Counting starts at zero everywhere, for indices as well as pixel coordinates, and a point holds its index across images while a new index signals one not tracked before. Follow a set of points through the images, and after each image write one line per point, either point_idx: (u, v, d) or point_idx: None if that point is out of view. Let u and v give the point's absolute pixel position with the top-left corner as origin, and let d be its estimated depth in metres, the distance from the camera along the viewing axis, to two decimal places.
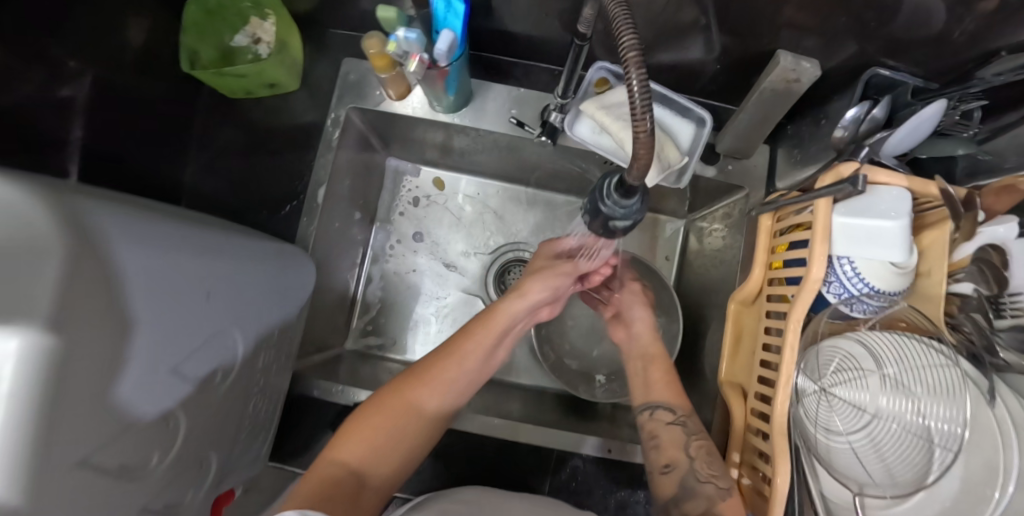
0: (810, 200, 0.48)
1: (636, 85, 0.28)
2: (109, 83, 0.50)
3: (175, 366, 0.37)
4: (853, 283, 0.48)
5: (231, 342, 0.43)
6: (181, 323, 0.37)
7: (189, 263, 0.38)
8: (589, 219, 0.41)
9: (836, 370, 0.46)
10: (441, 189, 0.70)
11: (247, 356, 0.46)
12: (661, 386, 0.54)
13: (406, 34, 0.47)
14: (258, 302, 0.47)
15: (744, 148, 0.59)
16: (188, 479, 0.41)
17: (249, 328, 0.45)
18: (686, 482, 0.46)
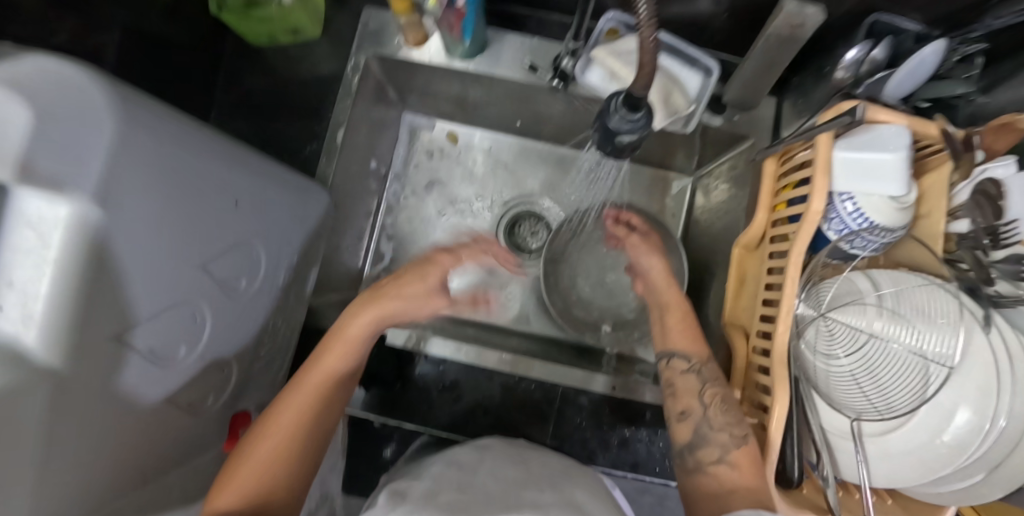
0: (812, 137, 0.50)
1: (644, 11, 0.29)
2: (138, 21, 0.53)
3: (206, 265, 0.40)
4: (853, 219, 0.49)
5: (253, 255, 0.45)
6: (210, 227, 0.39)
7: (224, 171, 0.40)
8: (598, 140, 0.43)
9: (836, 298, 0.47)
10: (455, 142, 0.73)
11: (269, 272, 0.48)
12: (682, 335, 0.53)
13: None
14: (281, 222, 0.49)
15: (752, 98, 0.60)
16: (210, 383, 0.44)
17: (272, 245, 0.48)
18: (700, 429, 0.46)
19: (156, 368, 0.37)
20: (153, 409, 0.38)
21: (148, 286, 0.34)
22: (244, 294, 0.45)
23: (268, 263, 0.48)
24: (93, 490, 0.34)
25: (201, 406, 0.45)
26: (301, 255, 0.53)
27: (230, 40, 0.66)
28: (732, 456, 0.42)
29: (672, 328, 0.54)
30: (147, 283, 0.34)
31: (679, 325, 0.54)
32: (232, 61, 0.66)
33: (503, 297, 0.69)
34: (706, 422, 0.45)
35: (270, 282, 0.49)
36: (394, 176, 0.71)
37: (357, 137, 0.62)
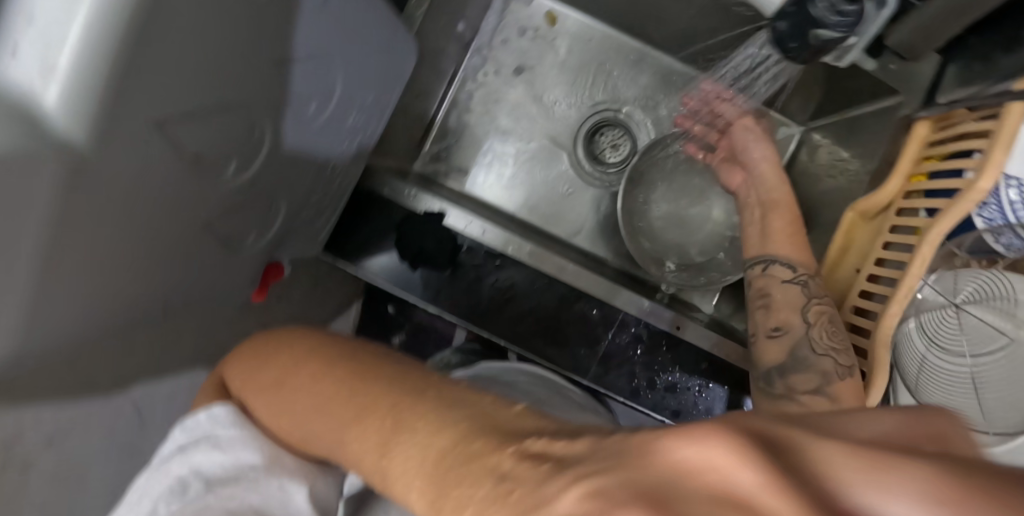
0: (999, 102, 0.41)
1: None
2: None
3: (267, 73, 0.32)
4: (1013, 210, 0.42)
5: (319, 80, 0.37)
6: (281, 21, 0.31)
7: None
8: (786, 35, 0.39)
9: (978, 291, 0.41)
10: (552, 25, 0.61)
11: (332, 109, 0.40)
12: (787, 240, 0.46)
13: None
14: (356, 51, 0.40)
15: (919, 49, 0.50)
16: (252, 216, 0.39)
17: (340, 76, 0.39)
18: (798, 350, 0.41)
19: (197, 184, 0.31)
20: (190, 234, 0.33)
21: (201, 76, 0.27)
22: (297, 124, 0.38)
23: (333, 97, 0.40)
24: (121, 302, 0.29)
25: (240, 241, 0.39)
26: (370, 99, 0.45)
27: None
28: (834, 389, 0.39)
29: (776, 227, 0.47)
30: (201, 72, 0.27)
31: (783, 226, 0.47)
32: None
33: (567, 209, 0.61)
34: (808, 345, 0.41)
35: (330, 121, 0.41)
36: (475, 45, 0.60)
37: None
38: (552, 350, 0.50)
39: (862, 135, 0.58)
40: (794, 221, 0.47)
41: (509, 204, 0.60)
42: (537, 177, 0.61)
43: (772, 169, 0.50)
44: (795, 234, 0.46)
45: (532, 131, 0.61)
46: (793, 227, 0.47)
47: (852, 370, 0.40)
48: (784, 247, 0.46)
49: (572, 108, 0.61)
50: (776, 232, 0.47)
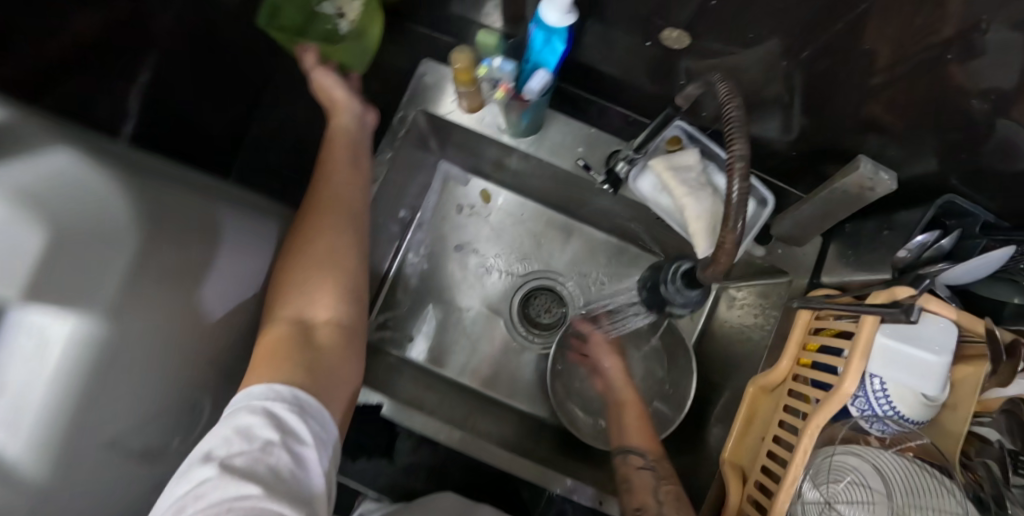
0: (858, 313, 0.48)
1: (738, 192, 0.31)
2: (195, 24, 0.51)
3: (217, 222, 0.41)
4: (879, 404, 0.48)
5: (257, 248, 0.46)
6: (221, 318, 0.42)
7: (240, 255, 0.44)
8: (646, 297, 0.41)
9: (847, 491, 0.46)
10: (486, 201, 0.71)
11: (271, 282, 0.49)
12: (639, 433, 0.53)
13: (502, 64, 0.45)
14: (273, 229, 0.50)
15: (800, 237, 0.59)
16: (234, 362, 0.45)
17: (269, 244, 0.48)
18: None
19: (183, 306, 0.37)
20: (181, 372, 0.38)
21: (181, 325, 0.37)
22: (249, 281, 0.45)
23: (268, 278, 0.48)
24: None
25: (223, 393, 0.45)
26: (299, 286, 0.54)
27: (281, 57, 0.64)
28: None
29: (630, 425, 0.55)
30: (160, 211, 0.35)
31: (637, 424, 0.54)
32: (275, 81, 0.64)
33: (500, 371, 0.68)
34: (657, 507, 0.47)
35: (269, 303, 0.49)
36: (415, 224, 0.70)
37: (389, 187, 0.62)
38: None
39: (760, 301, 0.65)
40: (642, 416, 0.55)
41: (449, 369, 0.67)
42: (474, 343, 0.69)
43: (620, 374, 0.60)
44: (645, 428, 0.54)
45: (470, 296, 0.69)
46: (643, 422, 0.55)
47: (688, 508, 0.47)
48: (638, 441, 0.53)
49: (506, 277, 0.70)
50: (633, 430, 0.54)
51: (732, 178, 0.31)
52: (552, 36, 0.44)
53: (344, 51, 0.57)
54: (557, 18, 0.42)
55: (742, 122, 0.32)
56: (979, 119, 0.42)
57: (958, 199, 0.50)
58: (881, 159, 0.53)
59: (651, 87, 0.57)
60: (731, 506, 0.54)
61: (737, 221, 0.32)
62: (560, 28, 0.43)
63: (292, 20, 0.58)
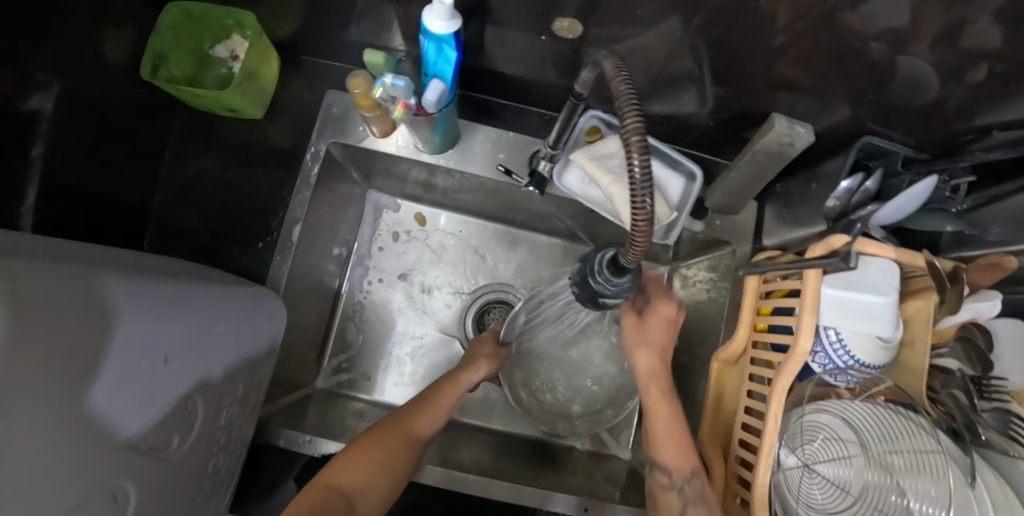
0: (800, 269, 0.47)
1: (638, 168, 0.29)
2: (76, 91, 0.48)
3: (136, 290, 0.34)
4: (839, 355, 0.48)
5: (184, 301, 0.39)
6: (145, 398, 0.34)
7: (175, 325, 0.37)
8: (576, 291, 0.39)
9: (821, 447, 0.45)
10: (422, 224, 0.70)
11: (212, 332, 0.42)
12: (667, 448, 0.50)
13: (394, 80, 0.43)
14: (194, 281, 0.42)
15: (733, 205, 0.59)
16: (170, 422, 0.38)
17: (192, 294, 0.41)
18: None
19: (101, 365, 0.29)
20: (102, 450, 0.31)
21: (92, 415, 0.29)
22: (181, 337, 0.37)
23: (206, 332, 0.41)
24: None
25: (160, 449, 0.37)
26: (246, 345, 0.48)
27: (181, 112, 0.62)
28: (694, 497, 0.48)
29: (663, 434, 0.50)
30: (87, 291, 0.29)
31: (666, 433, 0.51)
32: (179, 137, 0.61)
33: (468, 393, 0.67)
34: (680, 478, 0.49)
35: (208, 364, 0.41)
36: (355, 258, 0.69)
37: (317, 224, 0.60)
38: None
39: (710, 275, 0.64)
40: (672, 425, 0.50)
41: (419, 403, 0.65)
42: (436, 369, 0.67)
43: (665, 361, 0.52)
44: (679, 442, 0.50)
45: (426, 322, 0.68)
46: (675, 433, 0.51)
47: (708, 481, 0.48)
48: (675, 458, 0.50)
49: (457, 297, 0.68)
50: (665, 443, 0.51)
51: (630, 159, 0.29)
52: (441, 44, 0.43)
53: (241, 94, 0.55)
54: (441, 26, 0.41)
55: (636, 97, 0.30)
56: (878, 60, 0.42)
57: (877, 139, 0.51)
58: (794, 115, 0.54)
59: (560, 81, 0.57)
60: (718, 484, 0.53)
61: (646, 197, 0.29)
62: (447, 35, 0.42)
63: (183, 68, 0.58)
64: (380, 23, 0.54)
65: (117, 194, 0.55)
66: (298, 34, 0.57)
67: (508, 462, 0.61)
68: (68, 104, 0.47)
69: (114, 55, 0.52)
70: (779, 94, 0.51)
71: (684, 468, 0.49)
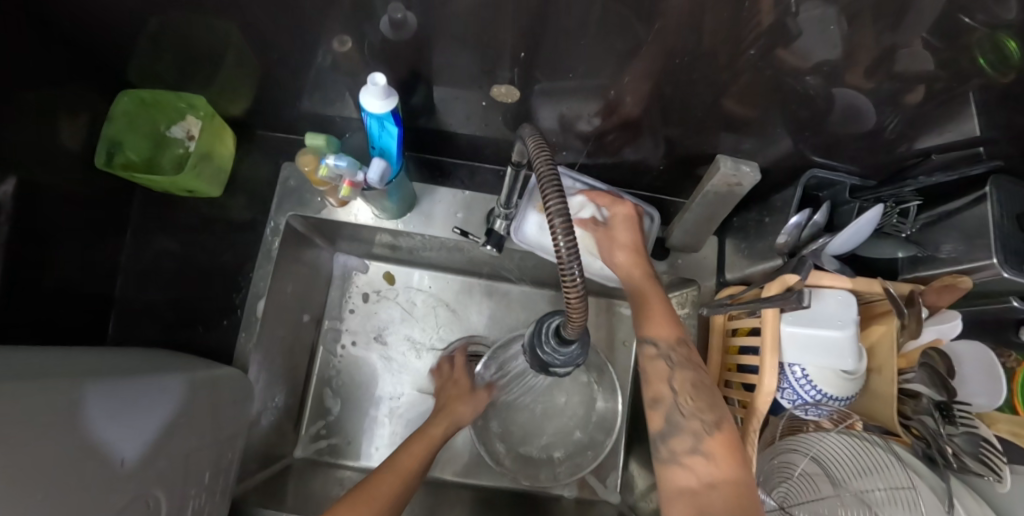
0: (759, 307, 0.47)
1: (564, 248, 0.30)
2: (33, 186, 0.48)
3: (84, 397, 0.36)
4: (806, 390, 0.47)
5: (122, 400, 0.39)
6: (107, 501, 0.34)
7: (130, 422, 0.39)
8: (529, 359, 0.39)
9: (798, 486, 0.47)
10: (391, 283, 0.70)
11: (160, 425, 0.41)
12: (657, 320, 0.49)
13: (336, 161, 0.44)
14: (136, 376, 0.42)
15: (693, 242, 0.60)
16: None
17: (132, 390, 0.40)
18: (671, 418, 0.43)
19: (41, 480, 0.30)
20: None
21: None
22: (116, 439, 0.37)
23: (152, 426, 0.40)
24: None
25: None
26: (208, 431, 0.47)
27: (141, 193, 0.62)
28: (706, 445, 0.41)
29: (659, 315, 0.49)
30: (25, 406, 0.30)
31: (661, 309, 0.50)
32: (140, 220, 0.61)
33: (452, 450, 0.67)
34: (677, 410, 0.43)
35: (162, 458, 0.41)
36: (326, 322, 0.69)
37: (283, 295, 0.60)
38: None
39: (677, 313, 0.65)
40: (668, 304, 0.50)
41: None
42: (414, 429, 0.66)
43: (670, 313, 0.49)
44: (671, 323, 0.49)
45: (401, 380, 0.68)
46: (670, 315, 0.49)
47: (718, 423, 0.42)
48: (665, 329, 0.48)
49: (430, 353, 0.68)
50: (655, 312, 0.50)
51: (556, 239, 0.30)
52: (382, 121, 0.44)
53: (197, 175, 0.56)
54: (378, 105, 0.42)
55: (558, 176, 0.32)
56: (817, 96, 0.44)
57: (823, 172, 0.53)
58: (741, 151, 0.55)
59: (511, 137, 0.58)
60: None
61: (574, 273, 0.30)
62: (385, 113, 0.43)
63: (140, 151, 0.59)
64: (331, 96, 0.55)
65: (77, 283, 0.54)
66: (253, 111, 0.59)
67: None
68: (26, 200, 0.47)
69: (71, 147, 0.53)
70: (723, 133, 0.52)
71: (673, 337, 0.47)
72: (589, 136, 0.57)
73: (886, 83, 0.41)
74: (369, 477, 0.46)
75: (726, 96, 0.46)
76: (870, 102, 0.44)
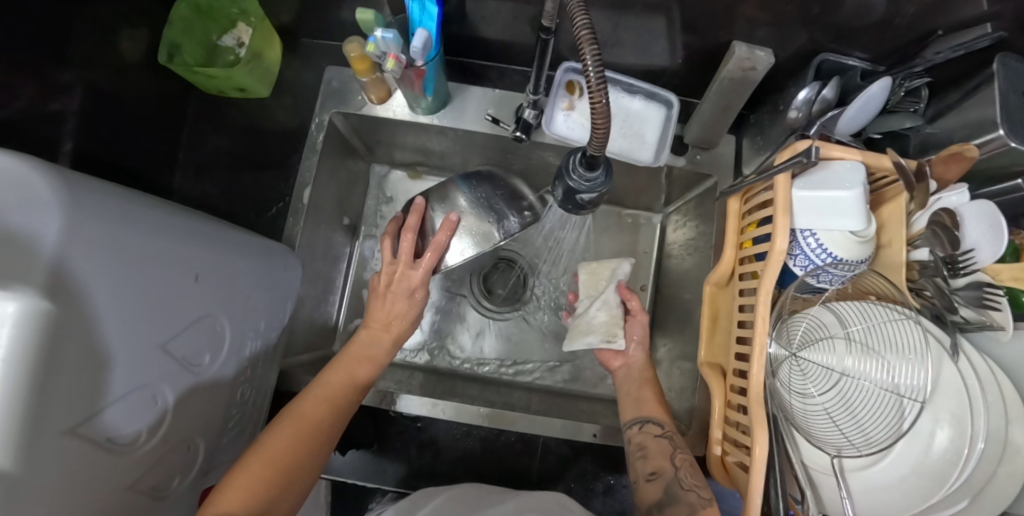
0: (770, 177, 0.51)
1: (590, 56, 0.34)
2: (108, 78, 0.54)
3: (172, 219, 0.40)
4: (817, 254, 0.50)
5: (204, 234, 0.43)
6: (180, 310, 0.38)
7: (207, 251, 0.42)
8: (558, 198, 0.43)
9: (805, 335, 0.48)
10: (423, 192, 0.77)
11: (226, 264, 0.45)
12: (654, 405, 0.57)
13: (383, 33, 0.48)
14: (211, 223, 0.46)
15: (710, 138, 0.64)
16: (203, 337, 0.41)
17: (205, 228, 0.44)
18: (671, 488, 0.48)
19: (137, 265, 0.34)
20: (144, 348, 0.35)
21: (144, 312, 0.34)
22: (198, 258, 0.41)
23: (222, 261, 0.44)
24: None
25: (196, 366, 0.41)
26: (264, 289, 0.51)
27: (194, 99, 0.67)
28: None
29: (645, 399, 0.58)
30: (120, 206, 0.34)
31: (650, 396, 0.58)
32: (194, 124, 0.67)
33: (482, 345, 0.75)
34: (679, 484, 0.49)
35: (229, 294, 0.45)
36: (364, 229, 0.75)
37: (326, 192, 0.66)
38: (519, 478, 0.58)
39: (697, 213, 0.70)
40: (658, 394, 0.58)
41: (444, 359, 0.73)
42: (447, 325, 0.75)
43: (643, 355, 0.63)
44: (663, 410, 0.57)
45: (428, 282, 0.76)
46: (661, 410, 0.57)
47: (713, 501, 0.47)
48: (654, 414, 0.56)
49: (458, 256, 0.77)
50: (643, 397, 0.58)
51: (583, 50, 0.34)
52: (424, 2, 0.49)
53: (249, 72, 0.61)
54: None
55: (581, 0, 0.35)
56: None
57: (832, 55, 0.55)
58: (756, 42, 0.57)
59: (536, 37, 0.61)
60: (720, 399, 0.56)
61: (599, 81, 0.34)
62: None
63: (195, 57, 0.64)
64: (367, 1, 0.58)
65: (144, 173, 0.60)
66: (299, 19, 0.64)
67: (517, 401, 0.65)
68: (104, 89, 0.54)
69: (133, 52, 0.58)
70: (739, 25, 0.55)
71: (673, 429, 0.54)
72: (610, 37, 0.61)
73: None
74: (278, 436, 0.45)
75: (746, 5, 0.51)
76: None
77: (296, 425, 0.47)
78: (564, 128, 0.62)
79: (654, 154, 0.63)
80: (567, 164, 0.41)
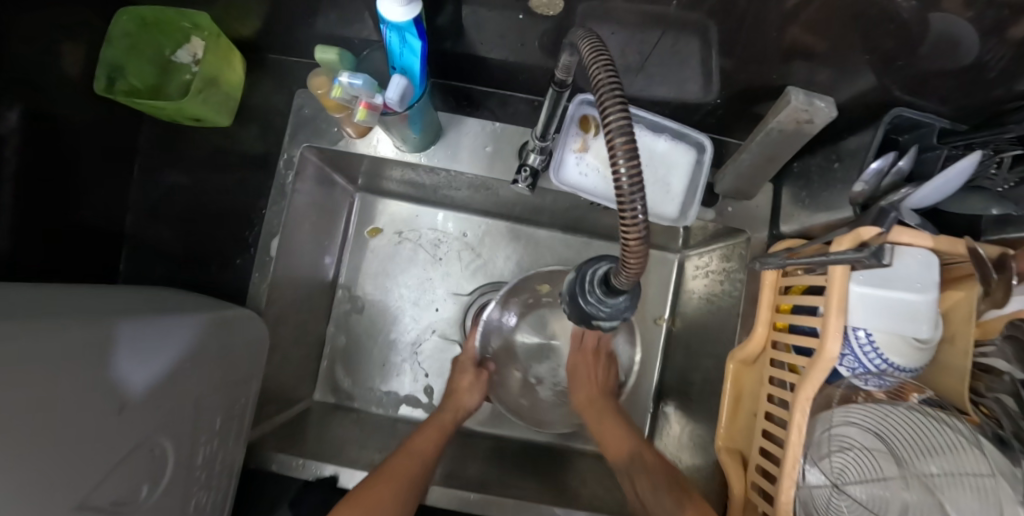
0: (824, 263, 0.42)
1: (627, 177, 0.23)
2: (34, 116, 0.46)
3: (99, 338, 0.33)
4: (869, 358, 0.42)
5: (143, 344, 0.36)
6: (103, 451, 0.32)
7: (138, 369, 0.35)
8: (569, 311, 0.35)
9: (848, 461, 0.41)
10: (413, 225, 0.72)
11: (166, 378, 0.38)
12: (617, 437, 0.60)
13: (351, 79, 0.39)
14: (150, 317, 0.39)
15: (747, 189, 0.55)
16: (135, 470, 0.35)
17: (145, 331, 0.37)
18: None
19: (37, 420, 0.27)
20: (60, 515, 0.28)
21: (56, 473, 0.27)
22: (123, 381, 0.34)
23: (162, 373, 0.37)
24: None
25: (131, 502, 0.35)
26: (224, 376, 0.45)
27: (149, 123, 0.58)
28: None
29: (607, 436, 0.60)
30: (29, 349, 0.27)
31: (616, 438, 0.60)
32: (146, 152, 0.58)
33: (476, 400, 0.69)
34: None
35: (167, 407, 0.38)
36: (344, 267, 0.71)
37: (298, 234, 0.59)
38: None
39: (722, 265, 0.62)
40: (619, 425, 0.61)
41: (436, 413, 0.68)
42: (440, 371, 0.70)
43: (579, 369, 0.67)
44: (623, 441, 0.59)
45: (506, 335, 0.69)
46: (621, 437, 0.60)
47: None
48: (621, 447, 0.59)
49: (455, 297, 0.71)
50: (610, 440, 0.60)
51: (615, 166, 0.23)
52: (404, 34, 0.38)
53: (204, 102, 0.52)
54: (399, 13, 0.35)
55: (620, 88, 0.24)
56: (912, 19, 0.35)
57: (909, 110, 0.45)
58: (813, 86, 0.47)
59: (548, 63, 0.51)
60: (737, 496, 0.50)
61: (636, 210, 0.23)
62: (408, 23, 0.36)
63: (143, 78, 0.54)
64: (344, 17, 0.47)
65: (89, 216, 0.53)
66: (263, 33, 0.53)
67: (502, 473, 0.60)
68: (29, 129, 0.45)
69: (67, 75, 0.49)
70: (794, 66, 0.45)
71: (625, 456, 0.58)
72: (633, 67, 0.51)
73: (1009, 5, 0.31)
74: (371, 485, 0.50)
75: (795, 28, 0.39)
76: (976, 34, 0.35)
77: (393, 468, 0.52)
78: (576, 177, 0.53)
79: (677, 206, 0.54)
80: (586, 277, 0.32)
